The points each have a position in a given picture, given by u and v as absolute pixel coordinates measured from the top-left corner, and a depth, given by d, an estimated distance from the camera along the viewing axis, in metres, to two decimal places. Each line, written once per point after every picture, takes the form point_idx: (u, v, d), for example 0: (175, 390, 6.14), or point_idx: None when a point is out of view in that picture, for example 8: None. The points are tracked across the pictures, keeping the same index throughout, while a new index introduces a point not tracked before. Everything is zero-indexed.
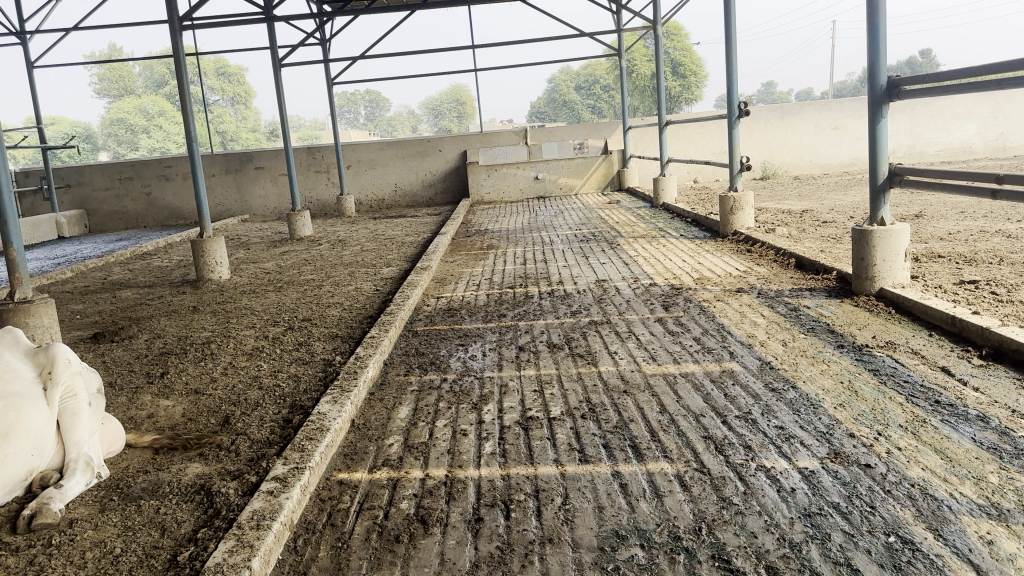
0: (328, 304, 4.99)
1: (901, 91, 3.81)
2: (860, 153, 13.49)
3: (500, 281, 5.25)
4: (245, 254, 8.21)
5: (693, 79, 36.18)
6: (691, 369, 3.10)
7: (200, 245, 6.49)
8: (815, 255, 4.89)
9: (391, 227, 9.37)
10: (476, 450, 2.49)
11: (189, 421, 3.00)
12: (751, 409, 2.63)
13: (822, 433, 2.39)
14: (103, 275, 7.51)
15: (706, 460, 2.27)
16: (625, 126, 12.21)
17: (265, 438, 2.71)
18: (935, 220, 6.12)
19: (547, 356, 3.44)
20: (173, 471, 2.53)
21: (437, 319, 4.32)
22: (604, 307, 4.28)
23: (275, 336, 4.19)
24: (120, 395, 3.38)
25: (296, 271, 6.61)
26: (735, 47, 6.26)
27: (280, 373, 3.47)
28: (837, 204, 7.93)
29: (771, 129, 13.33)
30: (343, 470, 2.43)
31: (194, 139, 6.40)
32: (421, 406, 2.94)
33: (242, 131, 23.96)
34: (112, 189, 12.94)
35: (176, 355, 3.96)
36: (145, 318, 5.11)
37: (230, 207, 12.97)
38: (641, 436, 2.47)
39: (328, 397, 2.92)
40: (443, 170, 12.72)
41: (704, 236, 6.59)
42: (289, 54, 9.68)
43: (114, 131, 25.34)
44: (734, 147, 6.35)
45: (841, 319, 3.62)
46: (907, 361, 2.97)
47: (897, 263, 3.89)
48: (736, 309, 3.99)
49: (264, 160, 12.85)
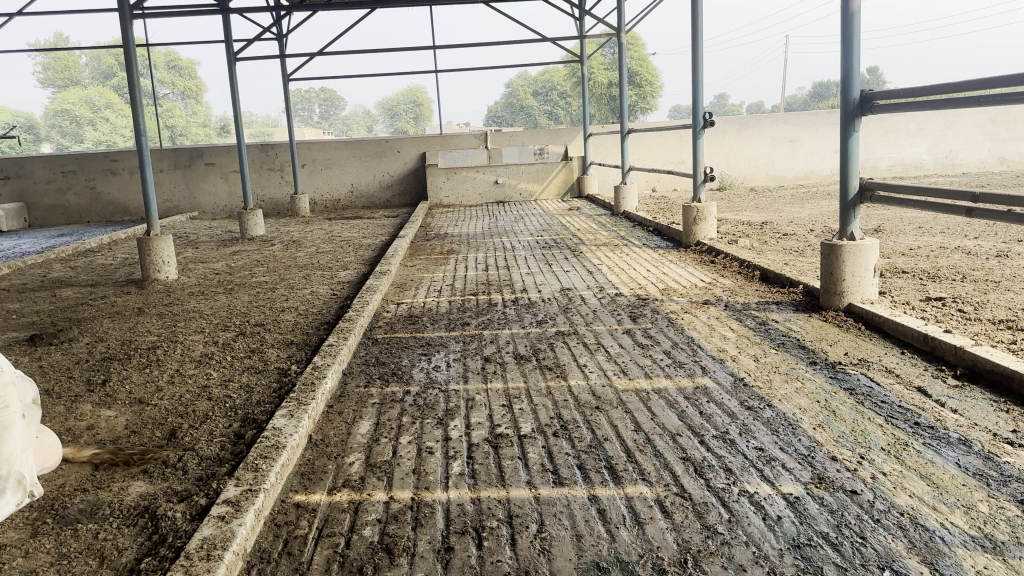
0: (282, 308, 4.79)
1: (873, 105, 3.79)
2: (815, 166, 13.68)
3: (462, 287, 5.11)
4: (194, 253, 7.93)
5: (648, 88, 36.51)
6: (664, 384, 3.00)
7: (147, 244, 6.23)
8: (781, 268, 4.85)
9: (347, 229, 9.16)
10: (443, 470, 2.35)
11: (133, 434, 2.79)
12: (728, 429, 2.54)
13: (804, 456, 2.31)
14: (43, 272, 7.16)
15: (687, 484, 2.16)
16: (586, 133, 12.16)
17: (215, 454, 2.53)
18: (895, 235, 6.17)
19: (513, 368, 3.31)
20: (114, 490, 2.33)
21: (398, 327, 4.16)
22: (571, 317, 4.18)
23: (226, 342, 3.98)
24: (56, 404, 3.15)
25: (247, 273, 6.37)
26: (701, 57, 6.23)
27: (231, 383, 3.28)
28: (796, 217, 7.99)
29: (729, 140, 13.43)
30: (300, 492, 2.27)
31: (143, 132, 6.11)
32: (383, 420, 2.79)
33: (192, 126, 23.39)
34: (54, 183, 12.46)
35: (119, 361, 3.74)
36: (86, 319, 4.85)
37: (178, 203, 12.58)
38: (617, 457, 2.36)
39: (283, 411, 2.75)
40: (400, 172, 12.52)
41: (667, 246, 6.54)
42: (244, 48, 9.42)
43: (58, 123, 24.50)
44: (699, 158, 6.31)
45: (811, 334, 3.57)
46: (883, 380, 2.91)
47: (866, 278, 3.86)
48: (705, 322, 3.92)
49: (215, 156, 12.50)
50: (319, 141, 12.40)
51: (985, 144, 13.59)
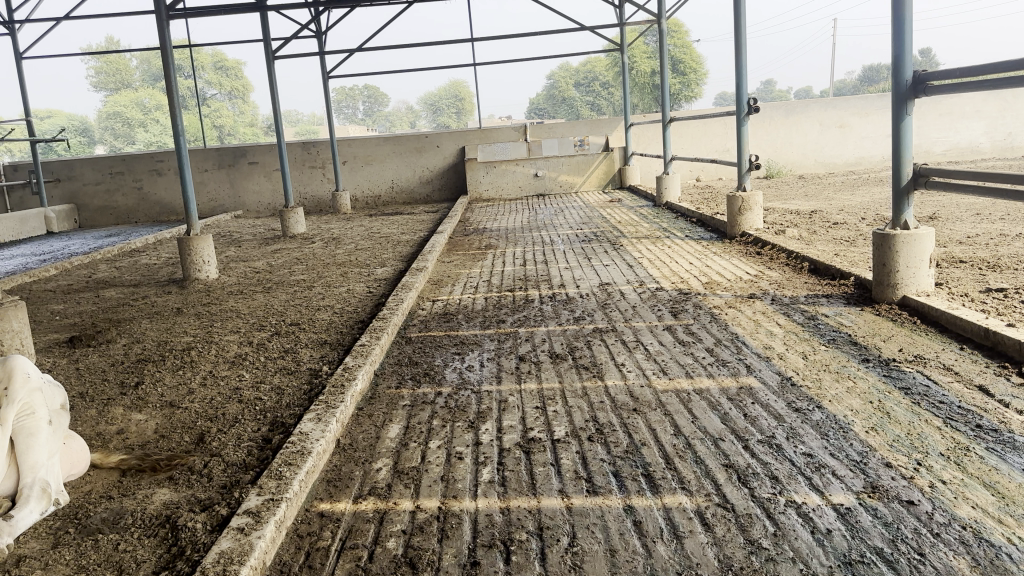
0: (318, 307, 4.75)
1: (927, 86, 3.57)
2: (866, 152, 13.27)
3: (499, 283, 5.02)
4: (236, 252, 7.97)
5: (692, 75, 35.95)
6: (706, 384, 2.86)
7: (187, 243, 6.25)
8: (830, 259, 4.65)
9: (387, 225, 9.13)
10: (472, 478, 2.26)
11: (161, 439, 2.76)
12: (775, 433, 2.40)
13: (857, 463, 2.16)
14: (89, 273, 7.27)
15: (729, 494, 2.03)
16: (627, 123, 11.96)
17: (241, 461, 2.47)
18: (952, 222, 5.89)
19: (549, 367, 3.20)
20: (138, 498, 2.29)
21: (433, 325, 4.08)
22: (609, 313, 4.05)
23: (260, 342, 3.95)
24: (89, 408, 3.14)
25: (286, 271, 6.37)
26: (745, 42, 6.02)
27: (262, 385, 3.23)
28: (847, 205, 7.71)
29: (775, 127, 13.09)
30: (324, 500, 2.20)
31: (181, 133, 6.14)
32: (412, 424, 2.70)
33: (239, 125, 23.71)
34: (103, 184, 12.69)
35: (153, 362, 3.72)
36: (125, 321, 4.86)
37: (223, 202, 12.72)
38: (655, 464, 2.24)
39: (311, 414, 2.68)
40: (441, 166, 12.47)
41: (710, 237, 6.36)
42: (283, 46, 9.44)
43: (110, 125, 25.06)
44: (743, 146, 6.10)
45: (863, 329, 3.39)
46: (941, 379, 2.74)
47: (921, 269, 3.66)
48: (750, 317, 3.76)
49: (258, 155, 12.60)
50: (359, 138, 12.42)
51: None
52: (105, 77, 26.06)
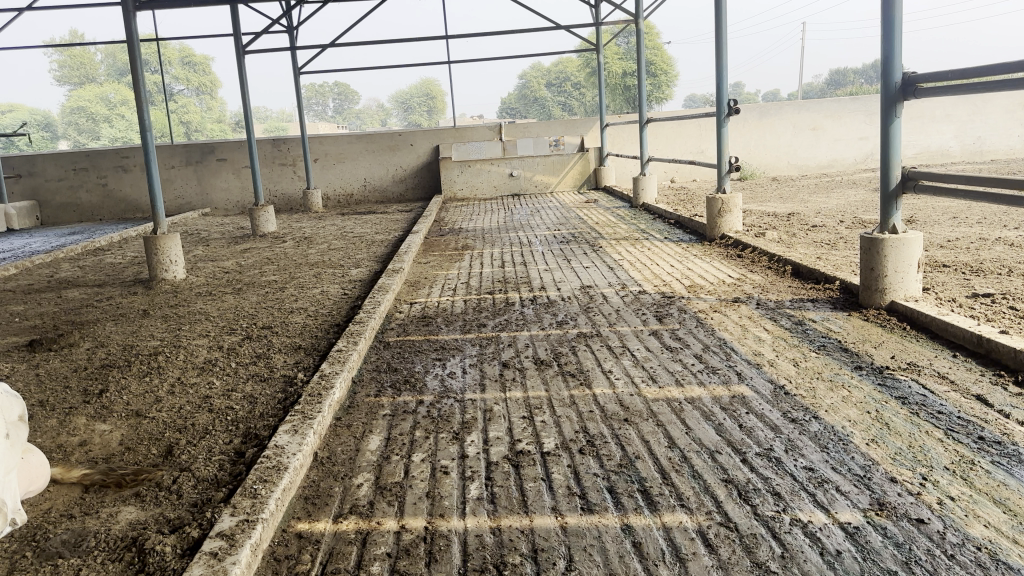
0: (291, 309, 4.59)
1: (917, 88, 3.53)
2: (838, 154, 13.35)
3: (478, 285, 4.90)
4: (204, 251, 7.76)
5: (663, 77, 36.07)
6: (697, 393, 2.77)
7: (154, 242, 6.05)
8: (814, 262, 4.59)
9: (359, 224, 8.97)
10: (459, 494, 2.14)
11: (127, 452, 2.60)
12: (773, 445, 2.31)
13: (860, 477, 2.08)
14: (51, 272, 7.03)
15: (732, 512, 1.94)
16: (603, 123, 11.89)
17: (213, 476, 2.33)
18: (931, 226, 5.89)
19: (534, 374, 3.09)
20: (101, 517, 2.14)
21: (411, 329, 3.96)
22: (592, 317, 3.95)
23: (231, 347, 3.79)
24: (49, 418, 2.96)
25: (256, 272, 6.19)
26: (725, 43, 5.96)
27: (234, 393, 3.08)
28: (823, 208, 7.71)
29: (749, 128, 13.11)
30: (302, 519, 2.07)
31: (148, 128, 5.93)
32: (394, 435, 2.58)
33: (207, 122, 23.25)
34: (65, 180, 12.35)
35: (118, 368, 3.55)
36: (88, 323, 4.67)
37: (190, 199, 12.45)
38: (651, 479, 2.14)
39: (287, 426, 2.55)
40: (414, 165, 12.31)
41: (690, 239, 6.30)
42: (253, 41, 9.22)
43: (74, 120, 24.49)
44: (724, 147, 6.04)
45: (853, 336, 3.33)
46: (937, 388, 2.67)
47: (909, 274, 3.61)
48: (737, 322, 3.68)
49: (227, 152, 12.35)
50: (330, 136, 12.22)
51: (1014, 129, 13.21)
52: (69, 71, 25.43)
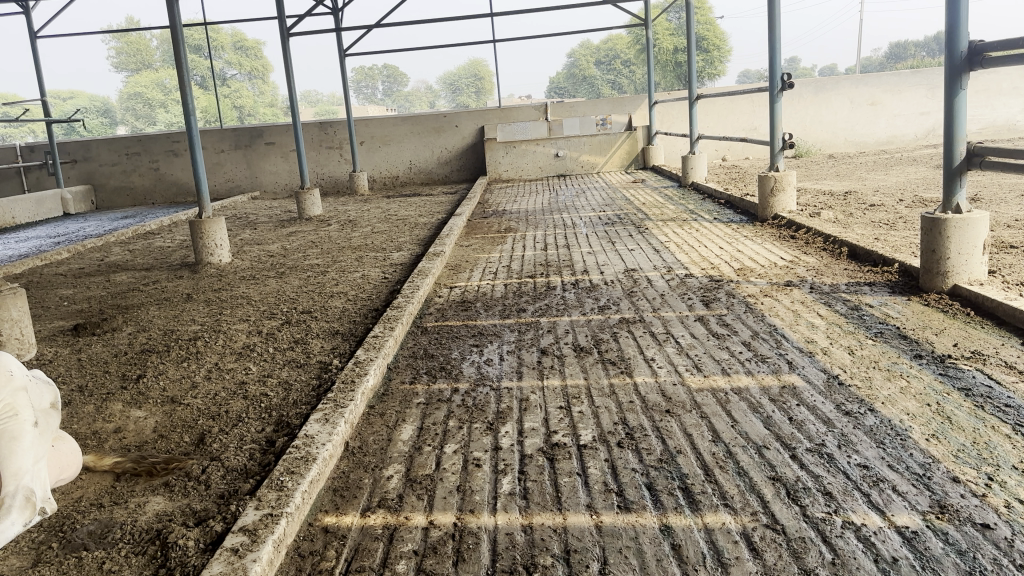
0: (331, 293, 4.56)
1: (984, 58, 3.30)
2: (898, 130, 12.89)
3: (519, 269, 4.80)
4: (251, 234, 7.80)
5: (715, 53, 35.31)
6: (745, 383, 2.64)
7: (199, 226, 6.07)
8: (871, 244, 4.39)
9: (404, 207, 8.93)
10: (491, 489, 2.06)
11: (160, 439, 2.58)
12: (825, 440, 2.18)
13: (919, 477, 1.94)
14: (102, 256, 7.14)
15: (779, 513, 1.82)
16: (651, 101, 11.63)
17: (242, 466, 2.29)
18: (996, 204, 5.60)
19: (573, 362, 2.99)
20: (130, 507, 2.11)
21: (450, 314, 3.88)
22: (636, 302, 3.83)
23: (269, 332, 3.76)
24: (86, 404, 2.96)
25: (300, 255, 6.18)
26: (777, 16, 5.71)
27: (269, 379, 3.05)
28: (881, 186, 7.41)
29: (804, 104, 12.70)
30: (330, 513, 2.01)
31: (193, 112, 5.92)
32: (427, 424, 2.50)
33: (259, 106, 23.52)
34: (119, 165, 12.58)
35: (157, 354, 3.55)
36: (133, 307, 4.70)
37: (239, 183, 12.58)
38: (693, 476, 2.03)
39: (318, 414, 2.49)
40: (459, 147, 12.24)
41: (740, 219, 6.10)
42: (297, 24, 9.21)
43: (132, 106, 24.99)
44: (776, 124, 5.80)
45: (913, 322, 3.15)
46: (1005, 379, 2.49)
47: (974, 256, 3.40)
48: (788, 307, 3.52)
49: (275, 136, 12.42)
50: (376, 118, 12.20)
51: None
52: (126, 58, 25.71)
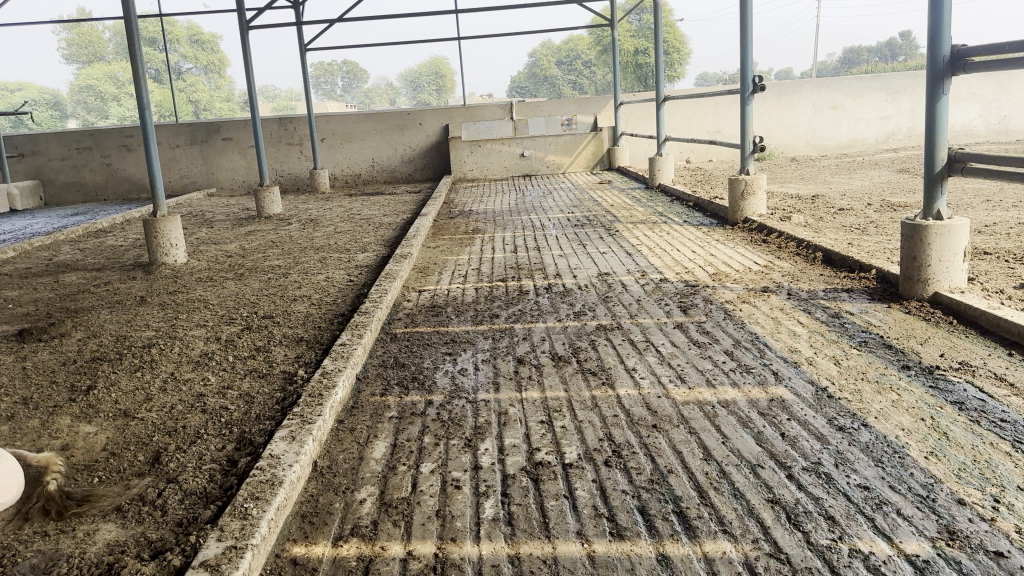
0: (294, 297, 4.37)
1: (967, 62, 3.26)
2: (859, 134, 13.04)
3: (489, 272, 4.67)
4: (208, 233, 7.54)
5: (675, 55, 35.61)
6: (732, 396, 2.54)
7: (153, 225, 5.82)
8: (846, 249, 4.34)
9: (367, 206, 8.73)
10: (472, 514, 1.92)
11: (112, 458, 2.39)
12: (821, 458, 2.08)
13: (923, 499, 1.85)
14: (50, 255, 6.83)
15: (781, 540, 1.72)
16: (616, 102, 11.59)
17: (202, 490, 2.12)
18: (964, 210, 5.62)
19: (551, 372, 2.87)
20: (78, 536, 1.93)
21: (420, 319, 3.73)
22: (612, 307, 3.72)
23: (229, 339, 3.57)
24: (31, 419, 2.75)
25: (260, 256, 5.97)
26: (750, 19, 5.66)
27: (229, 391, 2.87)
28: (848, 189, 7.43)
29: (768, 107, 12.75)
30: (299, 542, 1.86)
31: (148, 106, 5.67)
32: (401, 441, 2.36)
33: (216, 101, 23.02)
34: (69, 159, 12.14)
35: (108, 362, 3.34)
36: (83, 310, 4.46)
37: (195, 179, 12.23)
38: (687, 498, 1.92)
39: (284, 432, 2.33)
40: (423, 145, 12.05)
41: (711, 222, 6.05)
42: (257, 17, 8.94)
43: (83, 99, 24.18)
44: (748, 127, 5.75)
45: (895, 330, 3.09)
46: (996, 392, 2.43)
47: (954, 264, 3.36)
48: (768, 315, 3.43)
49: (232, 131, 12.10)
50: (338, 114, 11.95)
51: None
52: (77, 49, 24.90)
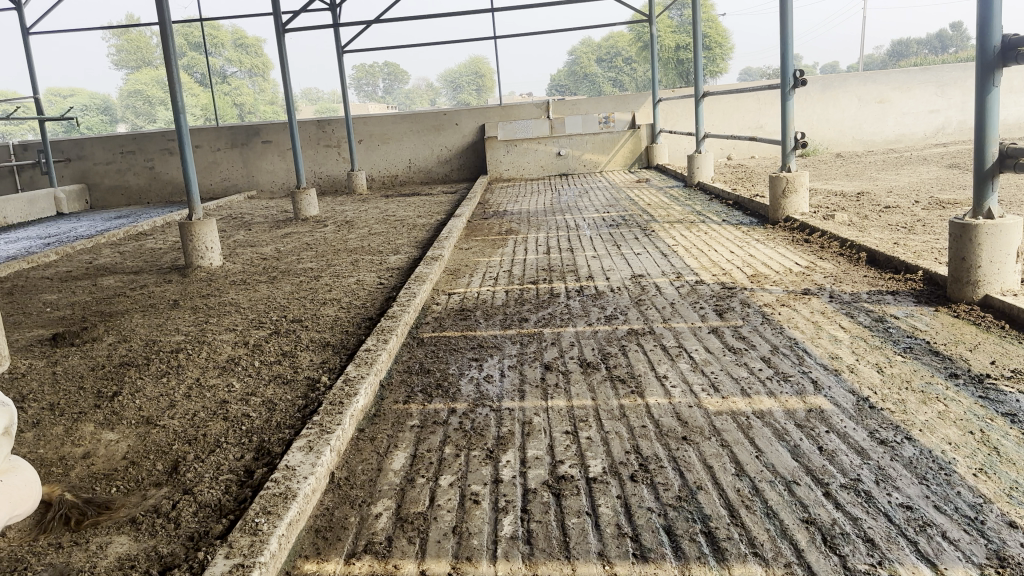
0: (323, 300, 4.35)
1: (1019, 52, 3.09)
2: (907, 129, 12.68)
3: (520, 274, 4.59)
4: (245, 235, 7.58)
5: (717, 50, 35.12)
6: (767, 406, 2.42)
7: (188, 228, 5.84)
8: (892, 249, 4.17)
9: (402, 207, 8.70)
10: (490, 531, 1.84)
11: (131, 467, 2.36)
12: (860, 475, 1.96)
13: (970, 520, 1.73)
14: (91, 258, 6.92)
15: (816, 565, 1.61)
16: (654, 99, 11.43)
17: (217, 502, 2.08)
18: (1019, 207, 5.38)
19: (579, 379, 2.78)
20: (90, 549, 1.90)
21: (448, 323, 3.67)
22: (644, 311, 3.62)
23: (256, 344, 3.54)
24: (56, 425, 2.75)
25: (294, 258, 5.98)
26: (790, 12, 5.49)
27: (252, 398, 2.84)
28: (895, 186, 7.19)
29: (811, 102, 12.45)
30: (311, 559, 1.80)
31: (183, 110, 5.70)
32: (421, 452, 2.29)
33: (260, 104, 23.32)
34: (114, 163, 12.37)
35: (136, 367, 3.34)
36: (117, 314, 4.49)
37: (236, 181, 12.36)
38: (716, 518, 1.81)
39: (301, 442, 2.28)
40: (460, 145, 12.02)
41: (751, 221, 5.89)
42: (292, 19, 8.99)
43: (132, 104, 24.63)
44: (789, 123, 5.57)
45: (943, 336, 2.93)
46: None
47: (1007, 265, 3.18)
48: (807, 319, 3.30)
49: (271, 134, 12.19)
50: (375, 115, 11.98)
51: None
52: (126, 55, 25.29)
